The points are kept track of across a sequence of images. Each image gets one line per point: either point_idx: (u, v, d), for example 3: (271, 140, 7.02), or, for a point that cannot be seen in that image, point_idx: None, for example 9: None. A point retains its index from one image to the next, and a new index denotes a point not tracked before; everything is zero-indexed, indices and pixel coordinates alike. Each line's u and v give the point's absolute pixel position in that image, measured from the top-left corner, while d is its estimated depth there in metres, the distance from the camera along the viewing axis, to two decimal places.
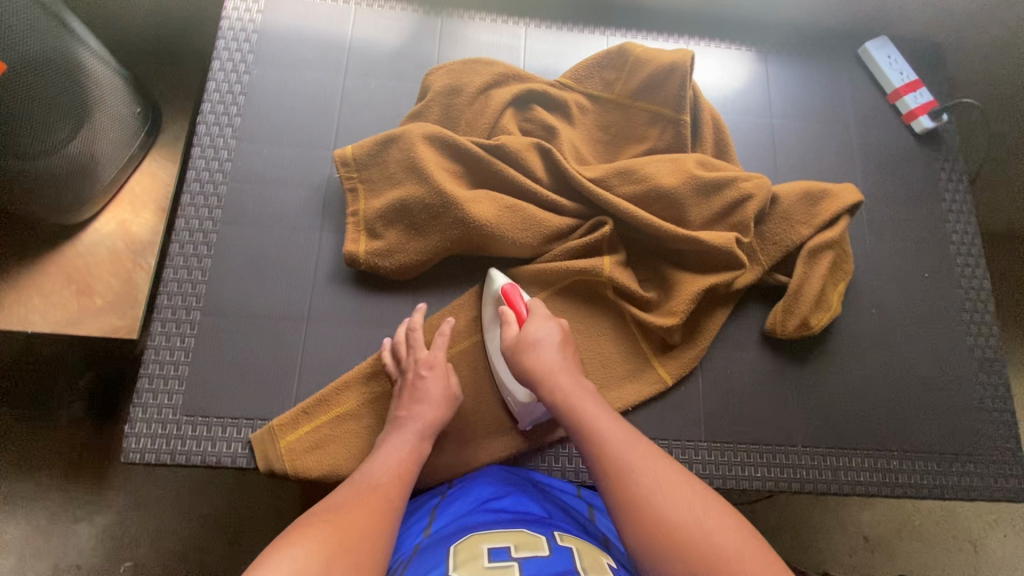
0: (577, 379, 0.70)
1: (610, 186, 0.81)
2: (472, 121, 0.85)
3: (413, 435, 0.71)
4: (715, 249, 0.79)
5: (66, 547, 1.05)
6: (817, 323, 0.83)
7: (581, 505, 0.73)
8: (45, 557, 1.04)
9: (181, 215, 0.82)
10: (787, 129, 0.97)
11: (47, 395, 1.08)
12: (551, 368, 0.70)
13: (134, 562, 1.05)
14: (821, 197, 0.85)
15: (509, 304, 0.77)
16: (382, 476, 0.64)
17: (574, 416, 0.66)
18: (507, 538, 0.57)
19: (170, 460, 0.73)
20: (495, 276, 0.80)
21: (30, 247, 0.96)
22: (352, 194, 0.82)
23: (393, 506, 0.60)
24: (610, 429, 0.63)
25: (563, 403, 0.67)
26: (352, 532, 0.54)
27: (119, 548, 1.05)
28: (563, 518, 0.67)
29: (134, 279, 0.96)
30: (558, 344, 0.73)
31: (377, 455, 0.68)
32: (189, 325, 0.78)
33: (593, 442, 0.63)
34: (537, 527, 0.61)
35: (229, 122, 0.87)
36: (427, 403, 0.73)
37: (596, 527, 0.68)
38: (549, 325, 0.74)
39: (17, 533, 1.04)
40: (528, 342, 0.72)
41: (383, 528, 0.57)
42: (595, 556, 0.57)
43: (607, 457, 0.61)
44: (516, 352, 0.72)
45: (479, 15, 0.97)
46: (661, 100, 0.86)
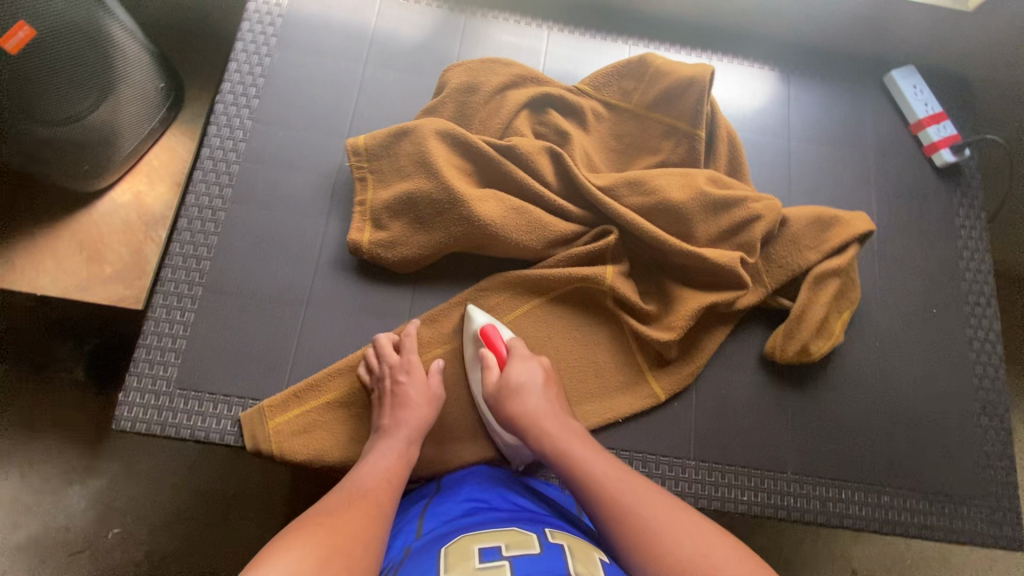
0: (563, 422, 0.70)
1: (619, 196, 0.81)
2: (486, 120, 0.85)
3: (401, 442, 0.72)
4: (720, 267, 0.78)
5: (57, 508, 1.06)
6: (817, 351, 0.82)
7: (570, 502, 0.74)
8: (35, 516, 1.06)
9: (192, 191, 0.83)
10: (804, 152, 0.95)
11: (48, 359, 1.10)
12: (535, 414, 0.70)
13: (121, 530, 1.06)
14: (832, 224, 0.84)
15: (488, 346, 0.77)
16: (371, 481, 0.65)
17: (565, 460, 0.65)
18: (498, 537, 0.58)
19: (160, 431, 0.74)
20: (473, 314, 0.79)
21: (46, 211, 0.98)
22: (361, 183, 0.83)
23: (381, 510, 0.61)
24: (599, 468, 0.63)
25: (552, 446, 0.67)
26: (343, 537, 0.55)
27: (108, 514, 1.07)
28: (553, 516, 0.67)
29: (144, 250, 0.98)
30: (542, 385, 0.73)
31: (366, 460, 0.69)
32: (190, 300, 0.79)
33: (585, 484, 0.62)
34: (527, 525, 0.62)
35: (247, 103, 0.88)
36: (409, 408, 0.73)
37: (586, 524, 0.69)
38: (531, 366, 0.75)
39: (10, 489, 1.06)
40: (512, 386, 0.72)
41: (372, 532, 0.58)
42: (587, 552, 0.58)
43: (599, 500, 0.61)
44: (501, 400, 0.72)
45: (502, 16, 0.97)
46: (677, 113, 0.86)
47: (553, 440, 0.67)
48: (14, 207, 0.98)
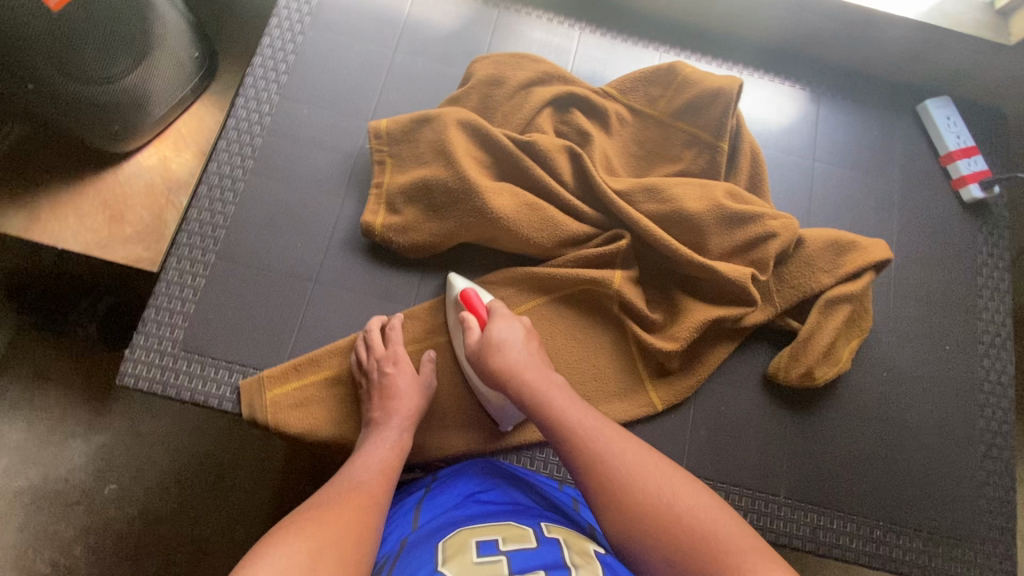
0: (544, 374, 0.70)
1: (634, 202, 0.80)
2: (509, 114, 0.85)
3: (393, 430, 0.72)
4: (730, 282, 0.77)
5: (58, 459, 1.09)
6: (822, 376, 0.81)
7: (565, 497, 0.73)
8: (37, 463, 1.08)
9: (214, 159, 0.85)
10: (828, 174, 0.94)
11: (65, 312, 1.11)
12: (516, 366, 0.70)
13: (118, 486, 1.08)
14: (849, 248, 0.82)
15: (469, 308, 0.77)
16: (365, 473, 0.65)
17: (546, 413, 0.66)
18: (495, 531, 0.58)
19: (162, 390, 0.76)
20: (455, 280, 0.81)
21: (75, 167, 1.01)
22: (379, 166, 0.83)
23: (376, 503, 0.61)
24: (580, 420, 0.64)
25: (533, 399, 0.67)
26: (337, 530, 0.55)
27: (107, 470, 1.09)
28: (546, 510, 0.68)
29: (164, 214, 1.00)
30: (524, 340, 0.74)
31: (360, 452, 0.69)
32: (202, 266, 0.80)
33: (565, 439, 0.63)
34: (524, 519, 0.63)
35: (276, 78, 0.89)
36: (399, 398, 0.73)
37: (580, 517, 0.70)
38: (511, 324, 0.75)
39: (15, 435, 1.09)
40: (494, 342, 0.72)
41: (366, 526, 0.57)
42: (582, 545, 0.59)
43: (580, 452, 0.61)
44: (483, 356, 0.72)
45: (535, 13, 0.97)
46: (701, 123, 0.85)
47: (533, 392, 0.68)
48: (45, 161, 1.00)
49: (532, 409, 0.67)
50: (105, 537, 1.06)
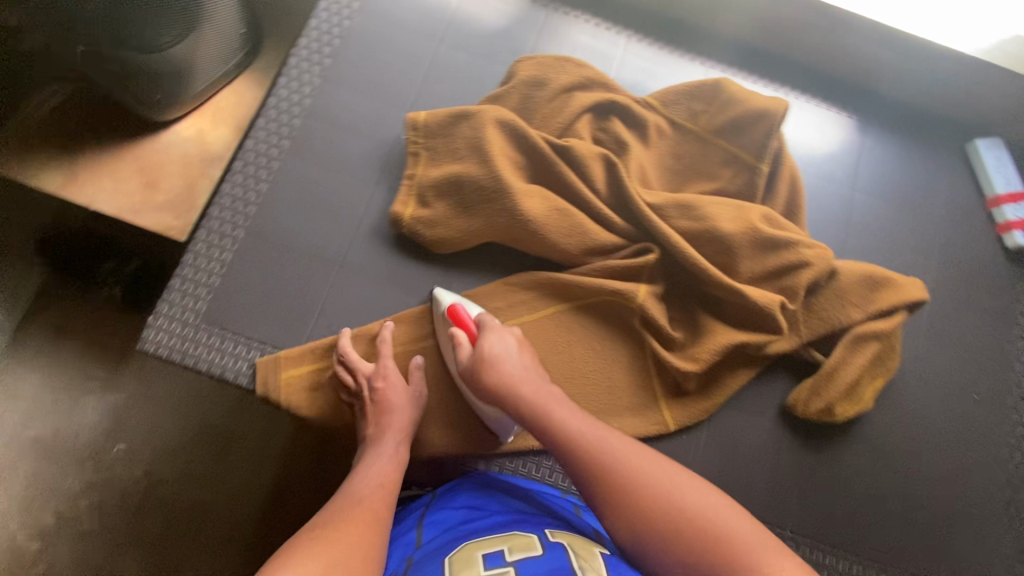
0: (540, 386, 0.69)
1: (667, 217, 0.79)
2: (548, 116, 0.85)
3: (389, 444, 0.72)
4: (757, 308, 0.76)
5: (72, 414, 1.11)
6: (842, 413, 0.79)
7: (566, 503, 0.73)
8: (51, 417, 1.10)
9: (252, 136, 0.85)
10: (867, 206, 0.92)
11: (93, 271, 1.14)
12: (512, 380, 0.69)
13: (127, 447, 1.10)
14: (883, 285, 0.80)
15: (457, 324, 0.76)
16: (366, 489, 0.65)
17: (544, 425, 0.65)
18: (501, 541, 0.58)
19: (180, 360, 0.76)
20: (442, 295, 0.79)
21: (115, 131, 1.02)
22: (414, 157, 0.83)
23: (379, 517, 0.61)
24: (577, 427, 0.63)
25: (531, 411, 0.66)
26: (342, 548, 0.55)
27: (117, 430, 1.11)
28: (547, 514, 0.68)
29: (197, 185, 1.01)
30: (517, 351, 0.73)
31: (359, 468, 0.69)
32: (231, 241, 0.81)
33: (564, 449, 0.62)
34: (528, 527, 0.63)
35: (320, 61, 0.90)
36: (393, 412, 0.74)
37: (585, 522, 0.69)
38: (502, 336, 0.74)
39: (33, 387, 1.11)
40: (488, 356, 0.71)
41: (371, 542, 0.57)
42: (587, 547, 0.60)
43: (580, 463, 0.61)
44: (477, 372, 0.71)
45: (583, 17, 0.96)
46: (742, 143, 0.84)
47: (530, 403, 0.67)
48: (87, 123, 1.02)
49: (529, 420, 0.66)
50: (110, 495, 1.08)
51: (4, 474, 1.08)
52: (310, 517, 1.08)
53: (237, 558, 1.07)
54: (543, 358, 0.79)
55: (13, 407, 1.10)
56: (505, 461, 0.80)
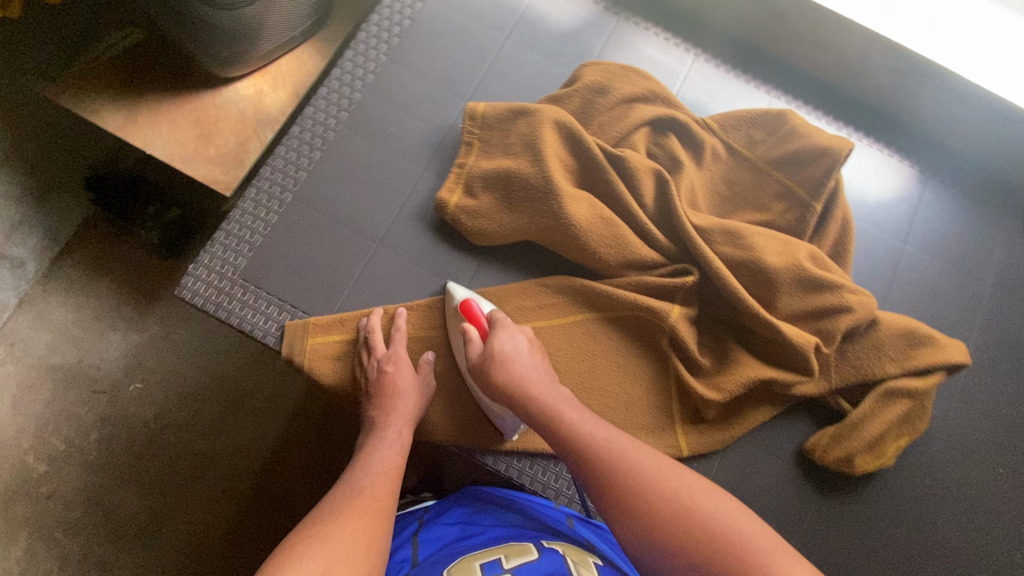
0: (554, 390, 0.70)
1: (711, 241, 0.78)
2: (605, 124, 0.84)
3: (396, 429, 0.73)
4: (790, 346, 0.75)
5: (95, 347, 1.14)
6: (861, 466, 0.77)
7: (559, 514, 0.75)
8: (76, 346, 1.14)
9: (312, 105, 0.87)
10: (917, 260, 0.89)
11: (131, 212, 1.14)
12: (525, 381, 0.70)
13: (142, 387, 1.13)
14: (925, 343, 0.77)
15: (469, 319, 0.76)
16: (370, 480, 0.66)
17: (555, 427, 0.65)
18: (497, 551, 0.63)
19: (214, 311, 0.78)
20: (455, 289, 0.79)
21: (178, 81, 1.04)
22: (467, 147, 0.84)
23: (382, 513, 0.62)
24: (590, 430, 0.64)
25: (543, 412, 0.67)
26: (344, 549, 0.56)
27: (136, 369, 1.14)
28: (541, 529, 0.71)
29: (248, 145, 1.03)
30: (528, 350, 0.74)
31: (365, 455, 0.70)
32: (278, 203, 0.82)
33: (576, 451, 0.63)
34: (524, 536, 0.67)
35: (388, 39, 0.91)
36: (399, 397, 0.74)
37: (578, 533, 0.72)
38: (513, 333, 0.74)
39: (63, 315, 1.14)
40: (499, 354, 0.72)
41: (374, 542, 0.58)
42: (582, 556, 0.65)
43: (593, 466, 0.61)
44: (487, 369, 0.71)
45: (653, 30, 0.95)
46: (799, 178, 0.82)
47: (541, 403, 0.68)
48: (152, 70, 1.04)
49: (541, 420, 0.67)
50: (120, 431, 1.11)
51: (24, 394, 1.11)
52: (310, 482, 1.10)
53: (231, 512, 1.09)
54: (565, 364, 0.79)
55: (41, 331, 1.14)
56: (511, 460, 0.80)
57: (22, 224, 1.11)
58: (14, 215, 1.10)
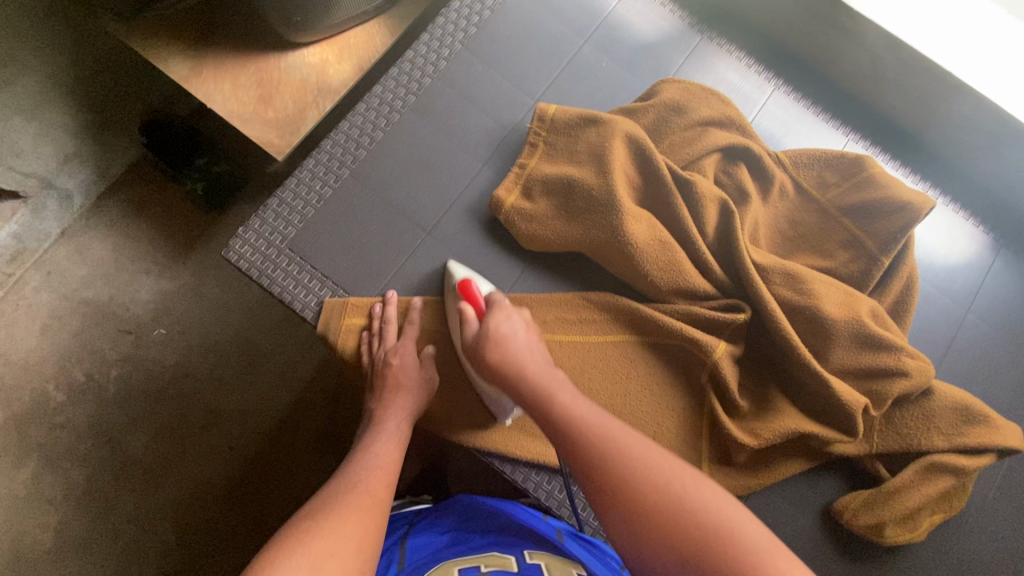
0: (547, 372, 0.68)
1: (769, 281, 0.75)
2: (675, 145, 0.82)
3: (395, 423, 0.73)
4: (836, 403, 0.72)
5: (126, 288, 1.15)
6: (891, 536, 0.73)
7: (548, 527, 0.74)
8: (108, 284, 1.15)
9: (382, 84, 0.86)
10: (979, 332, 0.85)
11: (181, 160, 1.13)
12: (519, 362, 0.69)
13: (165, 333, 1.14)
14: (979, 421, 0.73)
15: (467, 299, 0.75)
16: (365, 474, 0.66)
17: (548, 409, 0.64)
18: (478, 560, 0.64)
19: (256, 277, 0.78)
20: (455, 268, 0.79)
21: (245, 39, 1.03)
22: (531, 147, 0.82)
23: (378, 506, 0.62)
24: (583, 412, 0.63)
25: (535, 394, 0.66)
26: (338, 540, 0.55)
27: (162, 315, 1.15)
28: (526, 537, 0.70)
29: (306, 112, 1.02)
30: (524, 332, 0.73)
31: (363, 448, 0.70)
32: (334, 178, 0.82)
33: (568, 434, 0.61)
34: (506, 546, 0.67)
35: (465, 28, 0.89)
36: (400, 392, 0.74)
37: (567, 547, 0.70)
38: (509, 315, 0.73)
39: (100, 252, 1.16)
40: (494, 333, 0.71)
41: (369, 534, 0.58)
42: (564, 567, 0.65)
43: (583, 450, 0.59)
44: (483, 348, 0.70)
45: (736, 53, 0.92)
46: (871, 230, 0.78)
47: (533, 385, 0.66)
48: (222, 24, 1.02)
49: (532, 402, 0.66)
50: (138, 373, 1.12)
51: (53, 323, 1.13)
52: (317, 455, 1.10)
53: (233, 470, 1.09)
54: (598, 383, 0.77)
55: (77, 263, 1.15)
56: (530, 472, 0.78)
57: (73, 157, 1.12)
58: (67, 147, 1.11)
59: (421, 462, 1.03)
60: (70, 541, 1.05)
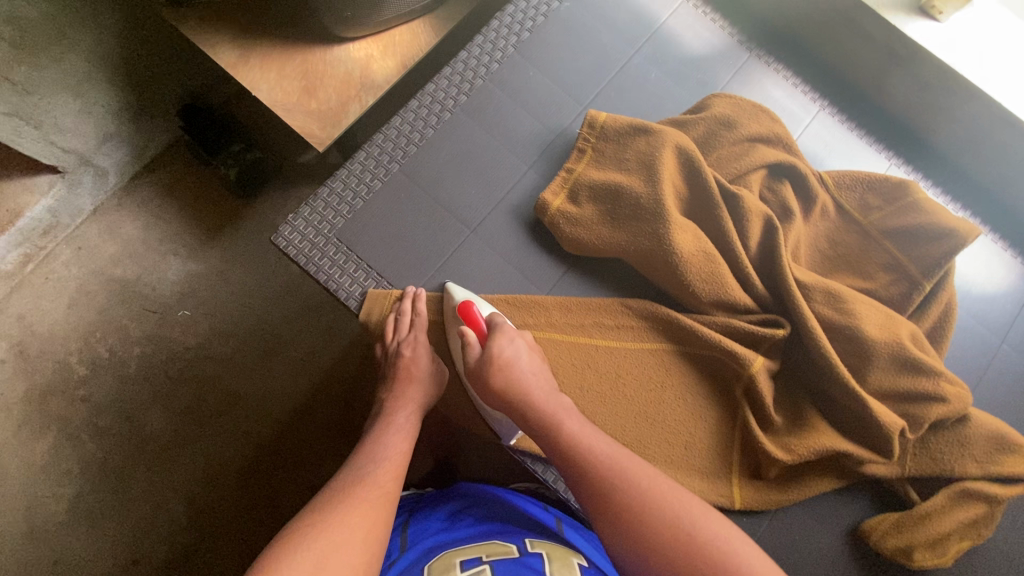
0: (551, 402, 0.69)
1: (810, 299, 0.76)
2: (723, 159, 0.82)
3: (407, 417, 0.74)
4: (874, 423, 0.72)
5: (155, 269, 1.17)
6: (920, 562, 0.73)
7: (549, 516, 0.77)
8: (139, 263, 1.17)
9: (435, 83, 0.87)
10: (1015, 362, 0.85)
11: (214, 145, 1.15)
12: (522, 391, 0.69)
13: (190, 315, 1.16)
14: (1014, 451, 0.73)
15: (468, 322, 0.75)
16: (373, 466, 0.67)
17: (553, 438, 0.66)
18: (480, 549, 0.66)
19: (303, 264, 0.79)
20: (454, 290, 0.78)
21: (295, 30, 1.03)
22: (579, 153, 0.84)
23: (387, 499, 0.63)
24: (590, 444, 0.65)
25: (542, 423, 0.68)
26: (345, 534, 0.57)
27: (188, 296, 1.17)
28: (527, 526, 0.72)
29: (349, 105, 1.02)
30: (527, 355, 0.73)
31: (373, 439, 0.71)
32: (384, 172, 0.83)
33: (575, 465, 0.64)
34: (507, 534, 0.69)
35: (518, 32, 0.90)
36: (410, 383, 0.76)
37: (566, 536, 0.73)
38: (512, 338, 0.73)
39: (132, 231, 1.18)
40: (497, 359, 0.71)
41: (375, 526, 0.59)
42: (565, 557, 0.67)
43: (591, 483, 0.62)
44: (486, 374, 0.71)
45: (783, 72, 0.93)
46: (913, 254, 0.79)
47: (540, 414, 0.68)
48: (271, 14, 1.03)
49: (540, 431, 0.68)
50: (161, 352, 1.14)
51: (81, 298, 1.15)
52: (337, 442, 1.11)
53: (247, 454, 1.10)
54: (632, 390, 0.78)
55: (111, 241, 1.17)
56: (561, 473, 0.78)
57: (112, 136, 1.11)
58: (107, 126, 1.09)
59: (440, 455, 1.04)
60: (85, 513, 1.06)
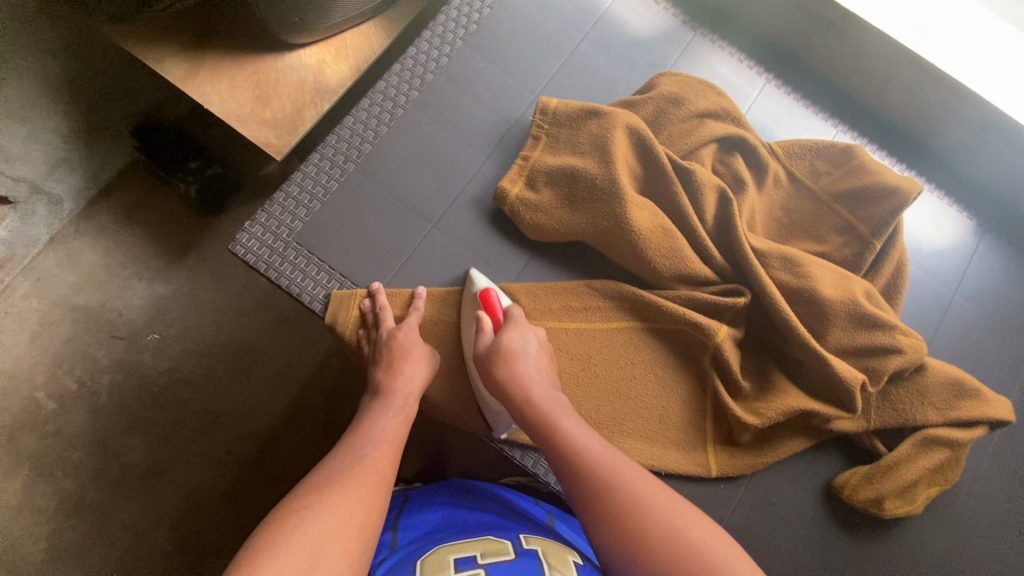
0: (554, 399, 0.70)
1: (768, 266, 0.78)
2: (674, 136, 0.84)
3: (401, 399, 0.72)
4: (836, 380, 0.74)
5: (117, 293, 1.14)
6: (891, 509, 0.75)
7: (540, 510, 0.78)
8: (99, 289, 1.13)
9: (385, 79, 0.87)
10: (966, 312, 0.88)
11: (168, 163, 1.15)
12: (527, 382, 0.71)
13: (159, 338, 1.13)
14: (971, 395, 0.76)
15: (485, 308, 0.76)
16: (371, 448, 0.65)
17: (550, 433, 0.67)
18: (474, 547, 0.64)
19: (264, 270, 0.78)
20: (477, 275, 0.79)
21: (241, 41, 1.01)
22: (535, 140, 0.85)
23: (383, 487, 0.62)
24: (588, 442, 0.66)
25: (541, 419, 0.68)
26: (343, 519, 0.56)
27: (156, 319, 1.14)
28: (523, 520, 0.72)
29: (304, 111, 1.01)
30: (535, 353, 0.74)
31: (370, 420, 0.70)
32: (340, 172, 0.83)
33: (568, 458, 0.64)
34: (503, 531, 0.69)
35: (466, 25, 0.91)
36: (406, 361, 0.74)
37: (557, 531, 0.74)
38: (524, 334, 0.75)
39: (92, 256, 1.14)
40: (507, 350, 0.72)
41: (373, 513, 0.59)
42: (562, 554, 0.66)
43: (583, 478, 0.63)
44: (492, 363, 0.72)
45: (728, 49, 0.95)
46: (863, 215, 0.81)
47: (540, 410, 0.69)
48: (218, 26, 1.01)
49: (538, 427, 0.68)
50: (131, 379, 1.11)
51: (44, 330, 1.11)
52: (318, 450, 1.10)
53: (228, 472, 1.09)
54: (604, 368, 0.79)
55: (68, 268, 1.13)
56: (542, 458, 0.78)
57: (64, 161, 1.12)
58: (58, 152, 1.12)
59: (424, 453, 1.04)
60: (64, 550, 1.03)
